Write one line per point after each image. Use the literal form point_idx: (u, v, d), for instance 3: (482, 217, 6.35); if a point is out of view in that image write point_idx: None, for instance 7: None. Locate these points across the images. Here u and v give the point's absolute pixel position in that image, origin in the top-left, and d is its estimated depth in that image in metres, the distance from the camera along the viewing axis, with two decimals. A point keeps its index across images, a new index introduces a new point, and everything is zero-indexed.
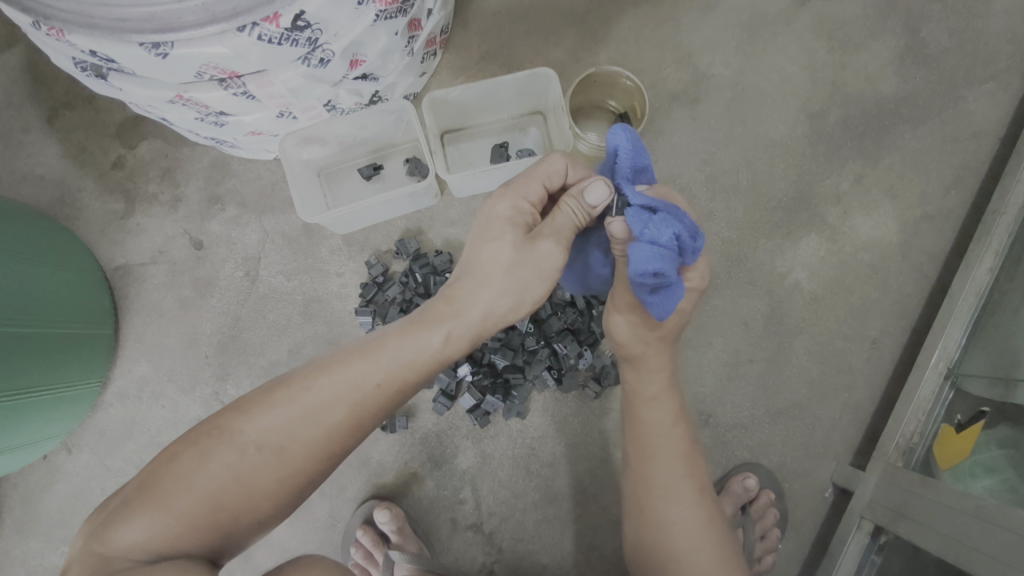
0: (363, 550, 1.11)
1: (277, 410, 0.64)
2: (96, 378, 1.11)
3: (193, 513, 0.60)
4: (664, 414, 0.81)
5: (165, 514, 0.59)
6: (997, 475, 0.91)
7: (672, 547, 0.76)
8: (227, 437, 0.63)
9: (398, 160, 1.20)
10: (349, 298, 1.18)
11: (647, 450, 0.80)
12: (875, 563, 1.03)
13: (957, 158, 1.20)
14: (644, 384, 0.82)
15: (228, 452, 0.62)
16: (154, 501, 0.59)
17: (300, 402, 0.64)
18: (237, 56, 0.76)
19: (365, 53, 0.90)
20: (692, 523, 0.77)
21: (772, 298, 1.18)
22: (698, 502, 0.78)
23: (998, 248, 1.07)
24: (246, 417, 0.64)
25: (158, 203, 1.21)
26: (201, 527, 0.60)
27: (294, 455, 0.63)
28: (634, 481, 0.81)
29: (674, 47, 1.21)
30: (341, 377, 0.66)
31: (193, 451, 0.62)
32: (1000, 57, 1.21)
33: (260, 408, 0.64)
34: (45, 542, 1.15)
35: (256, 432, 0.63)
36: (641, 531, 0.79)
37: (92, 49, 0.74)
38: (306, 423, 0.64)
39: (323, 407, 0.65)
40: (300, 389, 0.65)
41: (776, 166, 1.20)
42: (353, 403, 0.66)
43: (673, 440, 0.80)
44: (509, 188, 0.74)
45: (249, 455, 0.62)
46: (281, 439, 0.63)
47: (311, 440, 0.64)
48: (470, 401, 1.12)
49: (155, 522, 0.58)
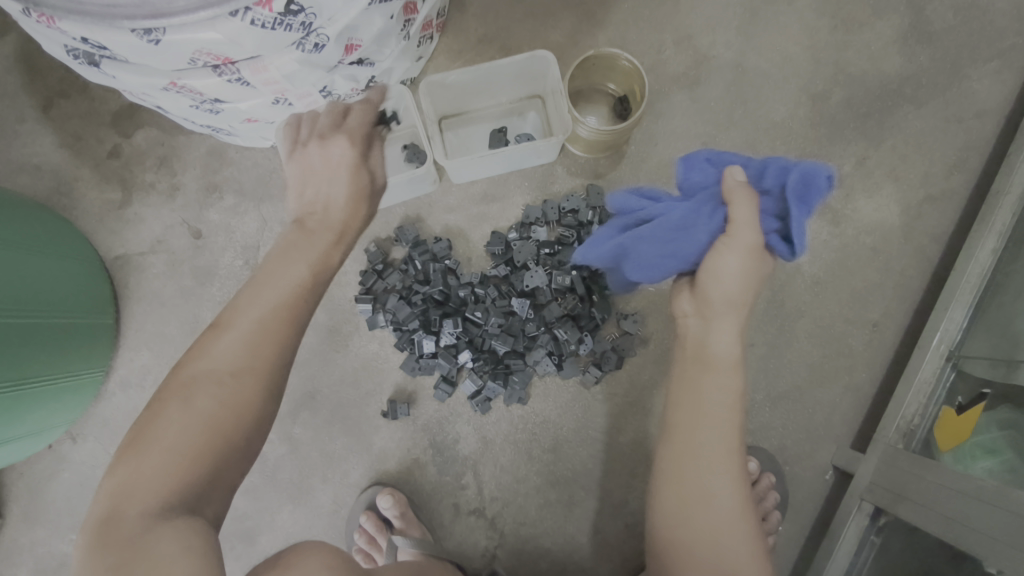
0: (367, 536, 1.12)
1: (234, 340, 0.66)
2: (99, 367, 1.12)
3: (187, 454, 0.59)
4: (719, 387, 0.76)
5: (162, 468, 0.57)
6: (997, 456, 0.91)
7: (708, 522, 0.73)
8: (192, 381, 0.63)
9: (396, 146, 1.19)
10: (349, 285, 1.18)
11: (700, 420, 0.76)
12: (875, 543, 1.04)
13: (960, 139, 1.18)
14: (720, 345, 0.76)
15: (205, 386, 0.63)
16: (148, 454, 0.58)
17: (252, 325, 0.67)
18: (230, 42, 0.75)
19: (360, 37, 0.89)
20: (732, 502, 0.74)
21: (773, 282, 1.17)
22: (739, 482, 0.75)
23: (1001, 229, 1.06)
24: (201, 359, 0.65)
25: (156, 192, 1.20)
26: (205, 465, 0.59)
27: (263, 370, 0.65)
28: (676, 449, 0.77)
29: (674, 28, 1.20)
30: (277, 296, 0.70)
31: (172, 397, 0.62)
32: (1005, 35, 1.19)
33: (212, 343, 0.65)
34: (52, 529, 1.16)
35: (219, 364, 0.64)
36: (682, 503, 0.75)
37: (83, 36, 0.73)
38: (258, 339, 0.66)
39: (266, 324, 0.67)
40: (239, 320, 0.67)
41: (777, 148, 1.19)
42: (290, 314, 0.69)
43: (729, 412, 0.76)
44: (353, 140, 0.82)
45: (225, 382, 0.63)
46: (243, 361, 0.65)
47: (266, 351, 0.66)
48: (471, 388, 1.12)
49: (159, 478, 0.57)
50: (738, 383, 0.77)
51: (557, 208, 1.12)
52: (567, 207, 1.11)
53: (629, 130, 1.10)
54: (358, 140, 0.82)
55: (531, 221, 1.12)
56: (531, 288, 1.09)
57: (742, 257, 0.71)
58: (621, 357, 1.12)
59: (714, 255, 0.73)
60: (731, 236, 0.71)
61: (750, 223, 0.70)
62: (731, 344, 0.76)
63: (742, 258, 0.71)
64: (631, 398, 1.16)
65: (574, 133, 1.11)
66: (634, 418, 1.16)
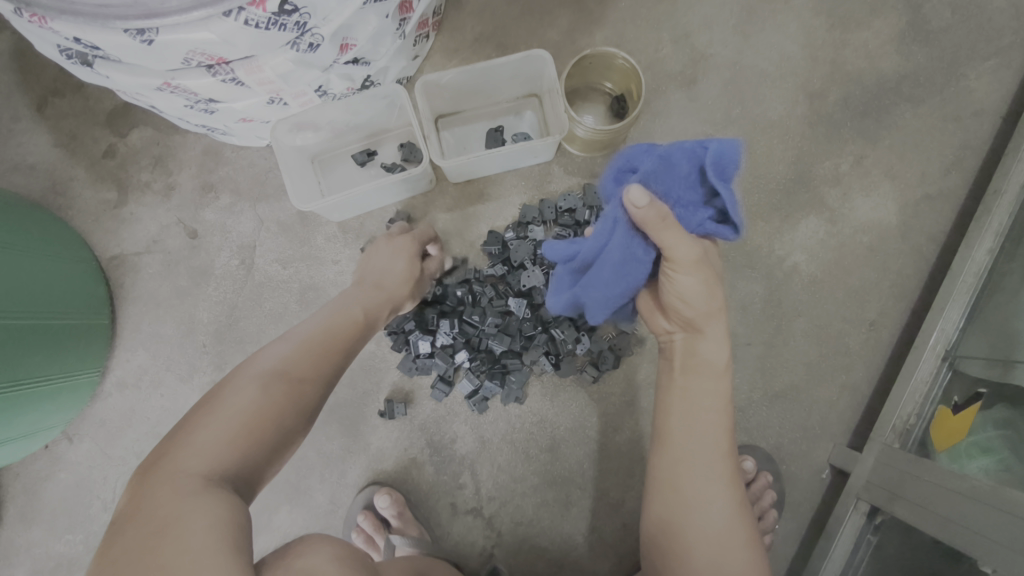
0: (364, 535, 1.12)
1: (296, 349, 0.74)
2: (95, 367, 1.12)
3: (242, 434, 0.62)
4: (711, 390, 0.79)
5: (218, 441, 0.60)
6: (993, 455, 0.91)
7: (703, 525, 0.75)
8: (243, 376, 0.68)
9: (392, 145, 1.19)
10: (346, 285, 1.17)
11: (691, 426, 0.78)
12: (871, 542, 1.04)
13: (958, 137, 1.18)
14: (710, 351, 0.79)
15: (254, 382, 0.67)
16: (204, 429, 0.61)
17: (313, 340, 0.76)
18: (224, 43, 0.75)
19: (355, 36, 0.88)
20: (727, 505, 0.76)
21: (770, 281, 1.17)
22: (732, 485, 0.78)
23: (998, 228, 1.06)
24: (254, 358, 0.71)
25: (152, 191, 1.20)
26: (246, 449, 0.61)
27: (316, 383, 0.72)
28: (670, 453, 0.79)
29: (671, 27, 1.19)
30: (338, 325, 0.81)
31: (231, 388, 0.66)
32: (1003, 33, 1.19)
33: (264, 349, 0.73)
34: (49, 530, 1.16)
35: (266, 362, 0.70)
36: (677, 505, 0.77)
37: (76, 36, 0.72)
38: (302, 352, 0.74)
39: (311, 343, 0.76)
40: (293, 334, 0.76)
41: (775, 147, 1.18)
42: (349, 344, 0.80)
43: (720, 415, 0.79)
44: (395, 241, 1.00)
45: (272, 381, 0.68)
46: (287, 366, 0.71)
47: (309, 364, 0.73)
48: (468, 387, 1.12)
49: (209, 451, 0.58)
50: (727, 386, 0.80)
51: (554, 207, 1.12)
52: (564, 206, 1.11)
53: (626, 129, 1.10)
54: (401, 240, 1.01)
55: (528, 220, 1.12)
56: (528, 288, 1.09)
57: (692, 272, 0.71)
58: (617, 357, 1.13)
59: (670, 279, 0.72)
60: (674, 262, 0.69)
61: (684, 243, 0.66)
62: (720, 349, 0.79)
63: (695, 274, 0.71)
64: (628, 398, 1.16)
65: (571, 132, 1.11)
66: (631, 417, 1.16)
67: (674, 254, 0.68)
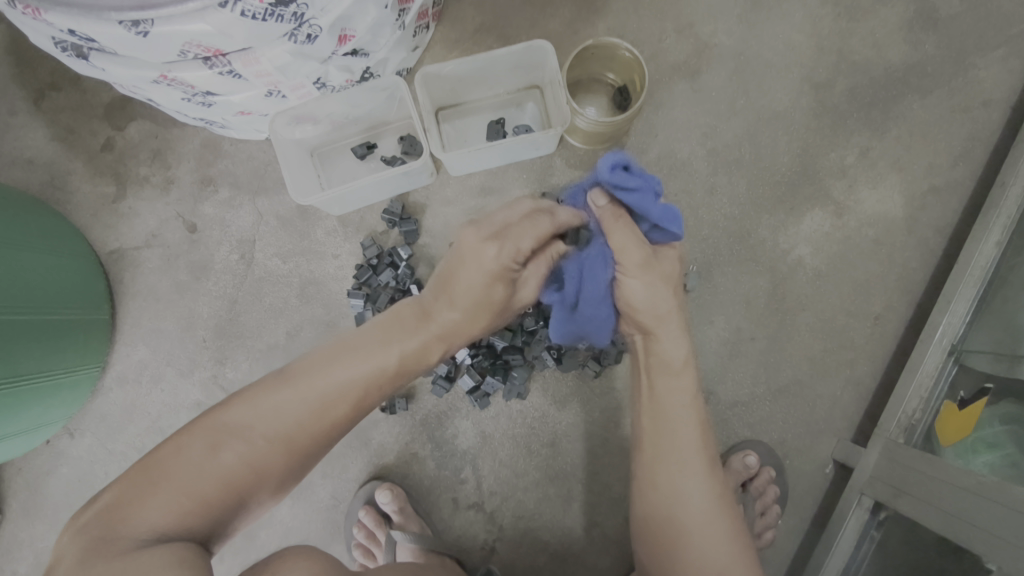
0: (366, 531, 1.13)
1: (287, 402, 0.65)
2: (95, 363, 1.11)
3: (200, 498, 0.60)
4: (676, 387, 0.78)
5: (169, 505, 0.59)
6: (999, 450, 0.91)
7: (684, 518, 0.75)
8: (232, 431, 0.63)
9: (393, 138, 1.18)
10: (346, 280, 1.17)
11: (663, 425, 0.78)
12: (874, 538, 1.04)
13: (966, 128, 1.16)
14: (668, 350, 0.78)
15: (236, 441, 0.63)
16: (157, 487, 0.59)
17: (331, 399, 0.67)
18: (220, 34, 0.73)
19: (354, 27, 0.87)
20: (705, 497, 0.75)
21: (775, 274, 1.16)
22: (710, 477, 0.76)
23: (1006, 221, 1.05)
24: (254, 411, 0.65)
25: (150, 185, 1.19)
26: (209, 509, 0.60)
27: (297, 445, 0.66)
28: (645, 453, 0.79)
29: (675, 17, 1.17)
30: (351, 374, 0.67)
31: (201, 440, 0.63)
32: (1014, 21, 1.17)
33: (270, 398, 0.65)
34: (52, 524, 1.16)
35: (263, 425, 0.64)
36: (652, 499, 0.77)
37: (70, 28, 0.71)
38: (311, 416, 0.66)
39: (328, 403, 0.66)
40: (307, 384, 0.66)
41: (780, 139, 1.17)
42: (357, 399, 0.68)
43: (690, 409, 0.78)
44: (503, 254, 0.68)
45: (256, 444, 0.64)
46: (287, 432, 0.65)
47: (314, 432, 0.66)
48: (470, 383, 1.11)
49: (166, 506, 0.58)
50: (691, 381, 0.79)
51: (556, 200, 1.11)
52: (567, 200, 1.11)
53: (629, 121, 1.08)
54: (512, 252, 0.69)
55: None
56: None
57: (642, 277, 0.74)
58: (620, 351, 1.12)
59: (622, 284, 0.75)
60: (625, 265, 0.73)
61: (631, 246, 0.71)
62: (679, 345, 0.78)
63: (643, 277, 0.74)
64: (631, 392, 1.15)
65: (572, 125, 1.09)
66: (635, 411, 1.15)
67: (624, 260, 0.72)
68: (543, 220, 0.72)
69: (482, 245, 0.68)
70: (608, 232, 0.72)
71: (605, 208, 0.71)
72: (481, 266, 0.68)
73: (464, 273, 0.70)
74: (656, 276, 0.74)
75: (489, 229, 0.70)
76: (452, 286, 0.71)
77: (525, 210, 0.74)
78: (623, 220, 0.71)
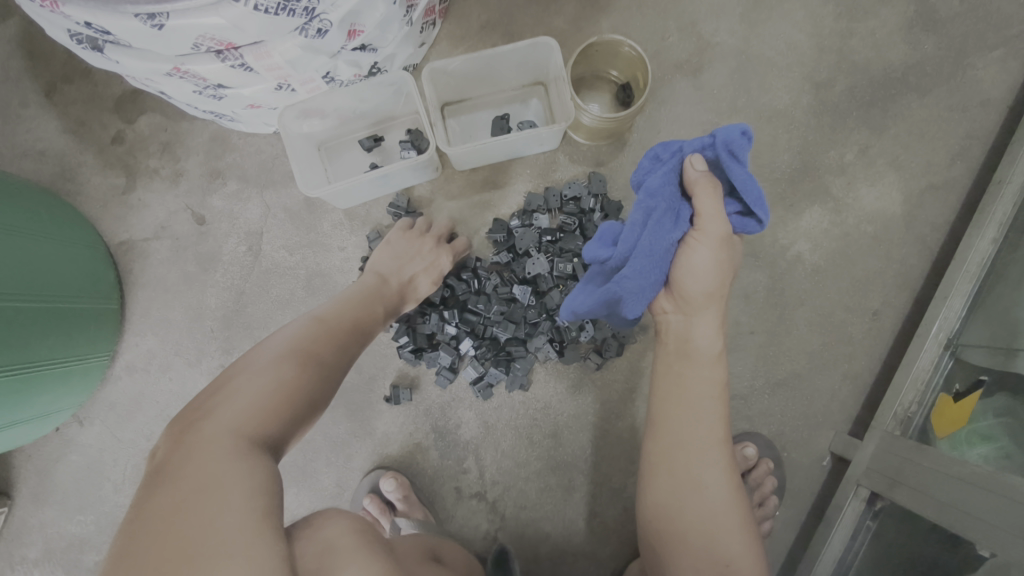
0: (370, 518, 1.14)
1: (298, 334, 0.76)
2: (105, 351, 1.13)
3: (261, 399, 0.62)
4: (704, 378, 0.80)
5: (244, 405, 0.60)
6: (992, 442, 0.92)
7: (700, 507, 0.76)
8: (263, 356, 0.70)
9: (399, 132, 1.19)
10: (352, 272, 1.18)
11: (686, 414, 0.79)
12: (870, 528, 1.05)
13: (964, 127, 1.18)
14: (703, 338, 0.80)
15: (274, 359, 0.69)
16: (218, 403, 0.60)
17: (332, 328, 0.80)
18: (233, 27, 0.75)
19: (363, 22, 0.89)
20: (722, 489, 0.77)
21: (774, 270, 1.18)
22: (728, 469, 0.78)
23: (1002, 218, 1.06)
24: (274, 344, 0.73)
25: (159, 177, 1.20)
26: (272, 409, 0.62)
27: (325, 358, 0.74)
28: (664, 440, 0.80)
29: (678, 15, 1.19)
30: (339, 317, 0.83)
31: (228, 376, 0.66)
32: (1012, 22, 1.19)
33: (285, 336, 0.75)
34: (61, 511, 1.18)
35: (287, 346, 0.72)
36: (667, 486, 0.78)
37: (86, 20, 0.73)
38: (321, 337, 0.77)
39: (329, 329, 0.79)
40: (308, 324, 0.79)
41: (781, 136, 1.18)
42: (348, 330, 0.82)
43: (715, 401, 0.79)
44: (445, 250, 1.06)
45: (295, 357, 0.70)
46: (309, 350, 0.73)
47: (329, 348, 0.76)
48: (473, 374, 1.13)
49: (236, 410, 0.59)
50: (720, 375, 0.80)
51: (559, 195, 1.13)
52: (570, 194, 1.12)
53: (632, 118, 1.10)
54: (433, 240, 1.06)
55: (533, 208, 1.12)
56: (532, 275, 1.10)
57: (713, 248, 0.74)
58: (621, 344, 1.13)
59: (688, 252, 0.75)
60: (702, 232, 0.73)
61: (717, 217, 0.73)
62: (713, 337, 0.80)
63: (714, 252, 0.74)
64: (631, 384, 1.17)
65: (576, 121, 1.11)
66: (636, 404, 1.17)
67: (703, 227, 0.73)
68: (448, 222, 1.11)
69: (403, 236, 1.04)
70: (697, 198, 0.72)
71: (704, 175, 0.72)
72: (411, 249, 1.02)
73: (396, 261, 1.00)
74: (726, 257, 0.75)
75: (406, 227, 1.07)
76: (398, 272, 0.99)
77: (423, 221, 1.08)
78: (715, 192, 0.72)
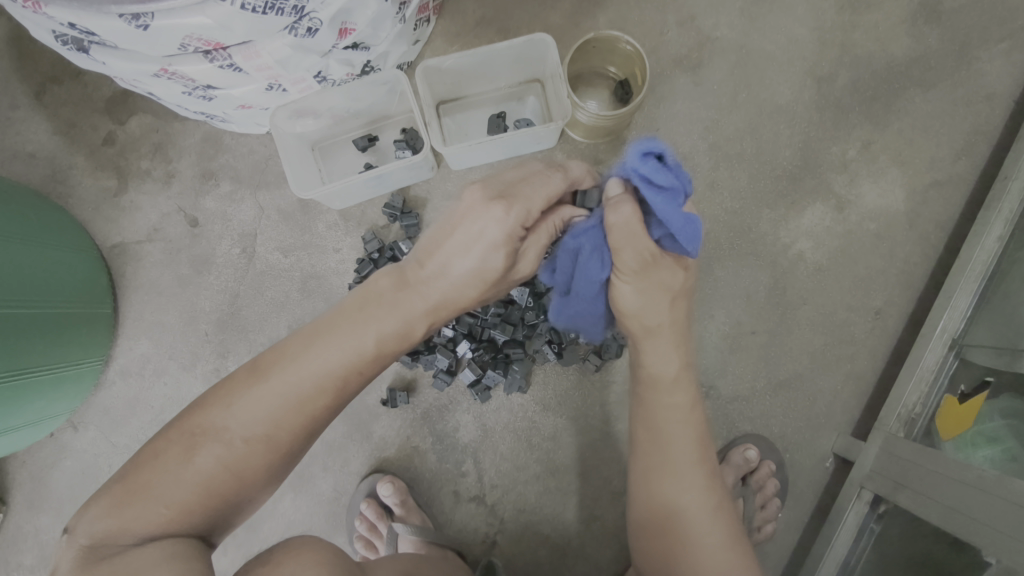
0: (367, 523, 1.13)
1: (262, 400, 0.62)
2: (97, 356, 1.12)
3: (180, 501, 0.59)
4: (673, 397, 0.77)
5: (156, 504, 0.58)
6: (999, 444, 0.90)
7: (677, 528, 0.75)
8: (210, 432, 0.61)
9: (394, 131, 1.18)
10: (347, 274, 1.17)
11: (658, 436, 0.77)
12: (874, 531, 1.04)
13: (968, 122, 1.16)
14: (666, 359, 0.77)
15: (211, 444, 0.61)
16: (138, 498, 0.58)
17: (308, 390, 0.63)
18: (220, 27, 0.73)
19: (354, 20, 0.87)
20: (699, 508, 0.75)
21: (776, 268, 1.16)
22: (705, 485, 0.76)
23: (1008, 214, 1.04)
24: (227, 411, 0.62)
25: (152, 179, 1.19)
26: (194, 513, 0.59)
27: (280, 440, 0.63)
28: (643, 462, 0.79)
29: (677, 9, 1.17)
30: (326, 366, 0.64)
31: (174, 446, 0.61)
32: (1017, 14, 1.16)
33: (244, 396, 0.62)
34: (56, 517, 1.17)
35: (238, 424, 0.62)
36: (647, 507, 0.78)
37: (70, 21, 0.71)
38: (290, 411, 0.63)
39: (304, 392, 0.63)
40: (279, 379, 0.63)
41: (781, 132, 1.16)
42: (335, 389, 0.65)
43: (688, 422, 0.78)
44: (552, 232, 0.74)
45: (234, 445, 0.61)
46: (265, 430, 0.62)
47: (294, 423, 0.63)
48: (471, 377, 1.11)
49: (149, 511, 0.57)
50: (690, 390, 0.77)
51: None
52: None
53: (628, 115, 1.07)
54: (521, 214, 0.66)
55: None
56: None
57: (636, 282, 0.71)
58: (621, 345, 1.12)
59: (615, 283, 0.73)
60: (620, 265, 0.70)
61: (632, 248, 0.67)
62: (673, 355, 0.76)
63: (637, 284, 0.71)
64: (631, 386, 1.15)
65: (574, 118, 1.09)
66: None
67: (619, 261, 0.69)
68: (557, 179, 0.71)
69: (494, 213, 0.65)
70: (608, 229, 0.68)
71: (617, 199, 0.67)
72: (493, 239, 0.66)
73: (462, 253, 0.67)
74: (653, 285, 0.71)
75: (501, 185, 0.68)
76: (447, 266, 0.68)
77: (557, 190, 0.70)
78: (629, 220, 0.66)
